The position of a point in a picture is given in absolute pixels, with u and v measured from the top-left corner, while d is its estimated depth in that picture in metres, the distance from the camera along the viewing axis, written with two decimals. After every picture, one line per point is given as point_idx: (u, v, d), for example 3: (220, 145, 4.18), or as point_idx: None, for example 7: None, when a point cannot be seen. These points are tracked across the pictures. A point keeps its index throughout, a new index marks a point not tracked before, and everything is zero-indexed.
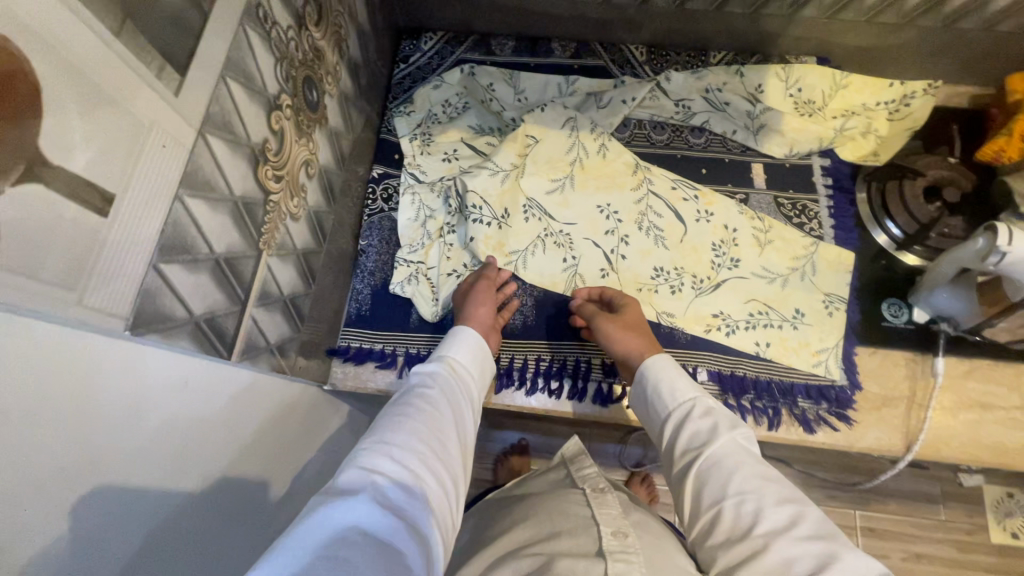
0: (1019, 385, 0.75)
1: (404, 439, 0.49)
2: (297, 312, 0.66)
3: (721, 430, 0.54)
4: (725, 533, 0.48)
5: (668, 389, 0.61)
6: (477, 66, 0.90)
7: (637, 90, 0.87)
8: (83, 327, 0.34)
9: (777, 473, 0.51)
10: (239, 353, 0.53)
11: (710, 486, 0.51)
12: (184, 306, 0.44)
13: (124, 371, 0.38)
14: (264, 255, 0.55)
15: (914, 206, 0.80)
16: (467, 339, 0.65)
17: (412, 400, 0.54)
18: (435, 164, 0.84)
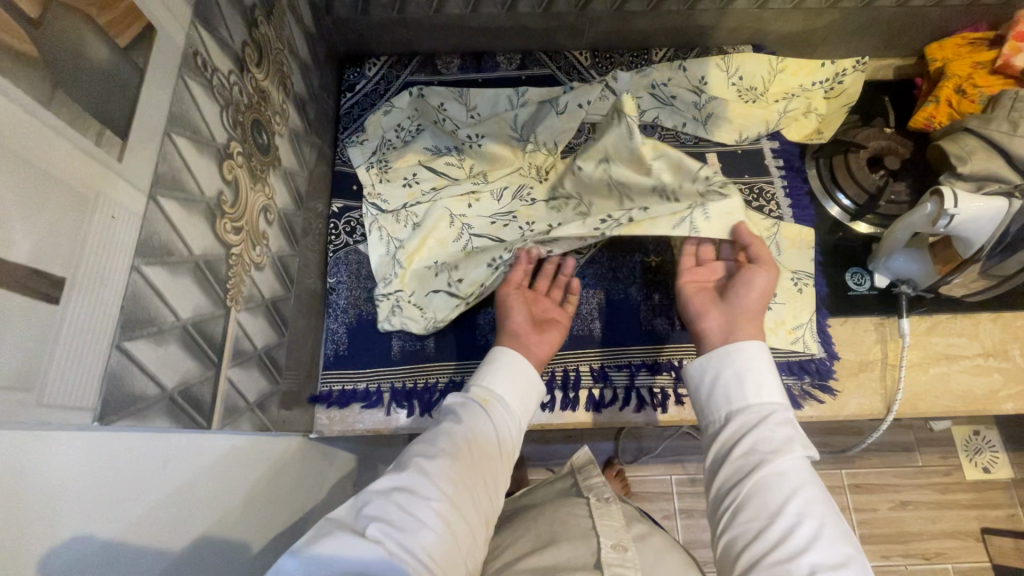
0: (977, 333, 0.79)
1: (427, 471, 0.53)
2: (274, 364, 0.63)
3: (793, 446, 0.58)
4: (772, 542, 0.53)
5: (752, 385, 0.63)
6: (425, 88, 0.88)
7: (588, 92, 0.86)
8: (45, 427, 0.31)
9: (829, 502, 0.56)
10: (219, 417, 0.50)
11: (763, 497, 0.56)
12: (155, 381, 0.41)
13: (98, 465, 0.35)
14: (232, 311, 0.52)
15: (860, 177, 0.85)
16: (508, 362, 0.65)
17: (443, 430, 0.59)
18: (396, 192, 0.81)
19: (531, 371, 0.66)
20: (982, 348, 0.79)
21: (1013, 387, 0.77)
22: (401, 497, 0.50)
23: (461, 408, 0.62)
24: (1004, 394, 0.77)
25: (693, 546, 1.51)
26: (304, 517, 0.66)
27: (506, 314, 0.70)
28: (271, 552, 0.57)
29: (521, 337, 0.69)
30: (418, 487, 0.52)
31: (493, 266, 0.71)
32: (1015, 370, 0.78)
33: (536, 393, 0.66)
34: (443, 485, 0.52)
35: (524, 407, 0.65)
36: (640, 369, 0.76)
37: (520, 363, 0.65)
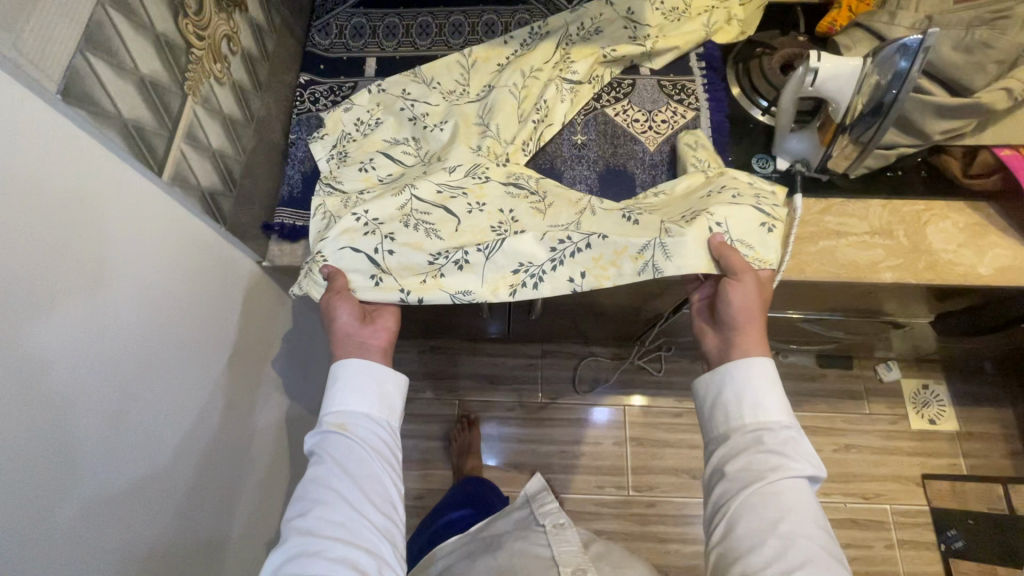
0: (866, 215, 0.88)
1: (313, 528, 0.63)
2: (229, 172, 0.74)
3: (794, 463, 0.64)
4: (764, 557, 0.59)
5: (748, 406, 0.69)
6: (381, 83, 0.93)
7: (546, 71, 0.92)
8: (21, 73, 0.43)
9: (823, 523, 0.62)
10: (170, 173, 0.61)
11: (761, 513, 0.62)
12: (113, 104, 0.52)
13: (53, 129, 0.46)
14: (190, 98, 0.64)
15: (771, 76, 0.93)
16: (347, 379, 0.73)
17: (313, 476, 0.67)
18: (352, 175, 0.84)
19: (379, 373, 0.75)
20: (870, 227, 0.87)
21: (894, 261, 0.85)
22: (293, 566, 0.59)
23: (325, 447, 0.70)
24: (885, 266, 0.85)
25: (639, 472, 1.58)
26: (231, 312, 0.78)
27: (331, 323, 0.75)
28: (196, 312, 0.69)
29: (348, 338, 0.75)
30: (308, 543, 0.61)
31: (432, 260, 0.76)
32: (897, 247, 0.86)
33: (393, 386, 0.76)
34: (329, 533, 0.62)
35: (387, 412, 0.75)
36: None
37: (359, 373, 0.74)
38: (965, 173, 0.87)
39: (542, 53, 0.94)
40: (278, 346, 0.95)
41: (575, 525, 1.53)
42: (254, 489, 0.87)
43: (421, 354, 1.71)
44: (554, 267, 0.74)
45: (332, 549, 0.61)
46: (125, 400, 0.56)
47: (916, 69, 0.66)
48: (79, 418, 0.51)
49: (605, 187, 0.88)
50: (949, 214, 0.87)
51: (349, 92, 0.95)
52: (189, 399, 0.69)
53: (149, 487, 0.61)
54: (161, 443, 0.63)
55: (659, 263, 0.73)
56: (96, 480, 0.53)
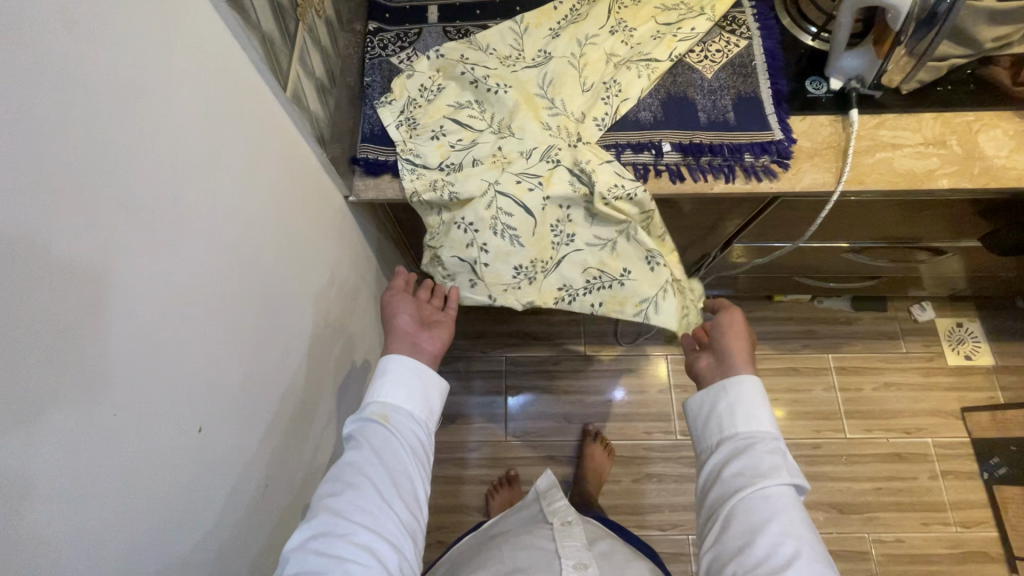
0: (920, 128, 0.92)
1: (343, 511, 0.65)
2: (326, 102, 0.79)
3: (782, 470, 0.70)
4: (755, 558, 0.64)
5: (739, 415, 0.76)
6: (440, 49, 0.96)
7: (602, 39, 0.97)
8: None
9: (811, 529, 0.67)
10: (291, 92, 0.66)
11: (752, 516, 0.67)
12: (251, 21, 0.57)
13: (206, 31, 0.51)
14: (301, 23, 0.69)
15: (821, 3, 0.98)
16: (392, 375, 0.77)
17: (348, 462, 0.71)
18: (427, 145, 0.90)
19: (417, 372, 0.78)
20: (924, 139, 0.91)
21: (949, 168, 0.89)
22: (319, 542, 0.62)
23: (364, 433, 0.74)
24: (941, 174, 0.89)
25: (685, 417, 1.63)
26: (325, 221, 0.85)
27: (391, 322, 0.84)
28: (297, 224, 0.76)
29: (407, 335, 0.82)
30: (335, 526, 0.64)
31: (516, 273, 0.88)
32: (952, 156, 0.90)
33: (434, 390, 0.80)
34: (357, 518, 0.65)
35: (417, 410, 0.77)
36: (624, 149, 0.90)
37: (403, 373, 0.77)
38: (1014, 81, 0.91)
39: (596, 23, 0.99)
40: (349, 285, 1.00)
41: (626, 470, 1.58)
42: (329, 411, 0.96)
43: (466, 314, 1.76)
44: (586, 293, 0.91)
45: (358, 536, 0.64)
46: (239, 304, 0.63)
47: None
48: (198, 387, 0.56)
49: (669, 113, 0.92)
50: (999, 123, 0.91)
51: (415, 38, 1.00)
52: (290, 317, 0.77)
53: (255, 376, 0.68)
54: (257, 406, 0.69)
55: (649, 313, 0.92)
56: (209, 462, 0.59)
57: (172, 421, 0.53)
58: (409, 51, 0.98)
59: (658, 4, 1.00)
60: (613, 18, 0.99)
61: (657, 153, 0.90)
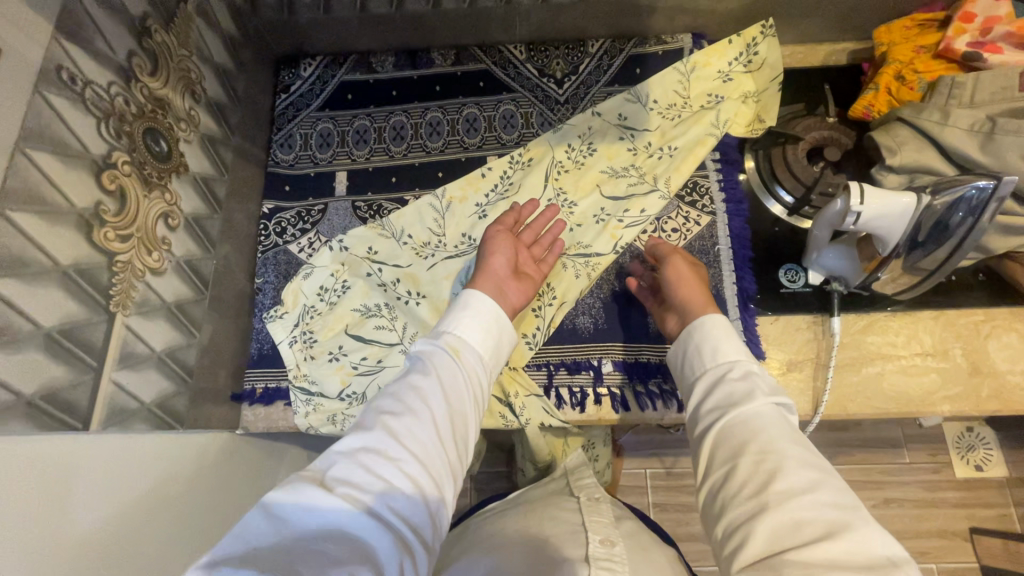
0: (915, 332, 0.76)
1: (395, 431, 0.49)
2: (182, 365, 0.65)
3: (759, 393, 0.56)
4: (739, 482, 0.49)
5: (710, 350, 0.62)
6: (344, 238, 0.82)
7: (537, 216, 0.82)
8: None
9: (806, 445, 0.51)
10: (102, 418, 0.52)
11: (733, 438, 0.53)
12: (10, 389, 0.43)
13: None
14: (120, 315, 0.54)
15: (797, 169, 0.81)
16: (470, 309, 0.63)
17: (409, 379, 0.55)
18: (324, 371, 0.76)
19: (501, 320, 0.64)
20: (921, 348, 0.75)
21: (950, 389, 0.73)
22: (370, 458, 0.47)
23: (430, 363, 0.57)
24: (941, 396, 0.73)
25: None
26: (220, 504, 0.63)
27: (483, 264, 0.70)
28: (180, 535, 0.55)
29: (497, 277, 0.69)
30: (384, 446, 0.48)
31: None
32: (954, 371, 0.74)
33: (506, 344, 0.64)
34: (411, 446, 0.49)
35: (492, 359, 0.62)
36: (558, 369, 0.76)
37: (489, 309, 0.63)
38: None
39: (530, 197, 0.83)
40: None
41: None
42: None
43: None
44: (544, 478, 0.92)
45: (406, 464, 0.47)
46: None
47: (993, 194, 0.56)
48: None
49: (612, 318, 0.78)
50: (1014, 325, 0.75)
51: (318, 216, 0.84)
52: None
53: None
54: (201, 509, 0.59)
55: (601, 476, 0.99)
56: (139, 539, 0.50)
57: (150, 513, 0.52)
58: (311, 236, 0.83)
59: (604, 168, 0.84)
60: (551, 188, 0.84)
61: (596, 375, 0.76)
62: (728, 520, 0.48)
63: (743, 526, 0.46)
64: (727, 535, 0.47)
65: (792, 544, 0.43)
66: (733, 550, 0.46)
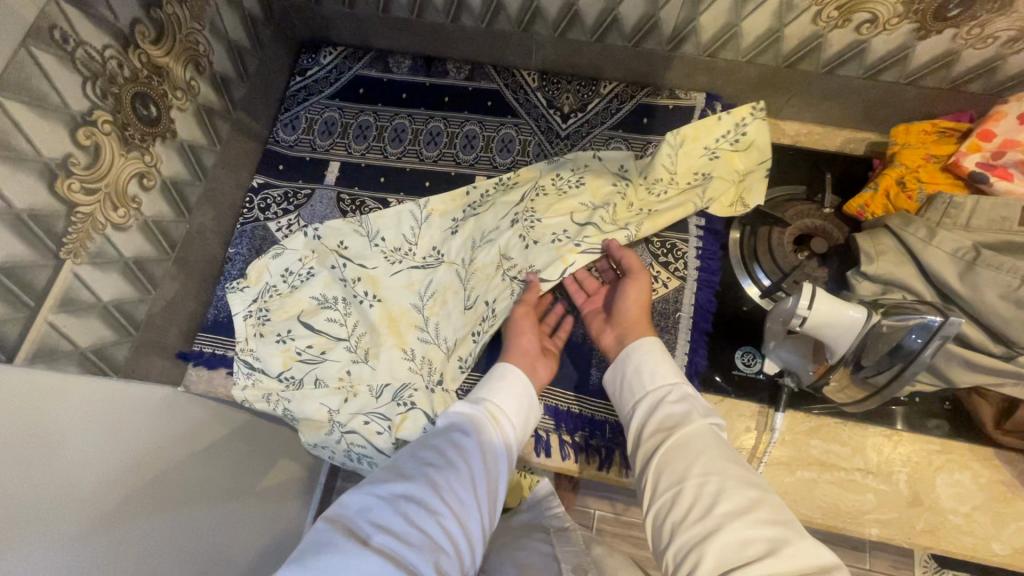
0: (862, 446, 0.73)
1: (437, 485, 0.51)
2: (129, 318, 0.68)
3: (693, 417, 0.57)
4: (684, 509, 0.49)
5: (648, 373, 0.64)
6: (321, 227, 0.83)
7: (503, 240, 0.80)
8: None
9: (738, 463, 0.52)
10: (29, 355, 0.55)
11: (676, 464, 0.53)
12: None
13: None
14: (69, 263, 0.57)
15: (778, 254, 0.78)
16: (509, 378, 0.66)
17: (454, 438, 0.57)
18: (268, 350, 0.77)
19: (531, 392, 0.66)
20: (864, 464, 0.72)
21: (883, 513, 0.70)
22: (410, 509, 0.48)
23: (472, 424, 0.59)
24: (871, 519, 0.70)
25: None
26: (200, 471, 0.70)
27: (517, 334, 0.72)
28: (162, 475, 0.63)
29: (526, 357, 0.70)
30: (428, 500, 0.50)
31: None
32: (893, 496, 0.70)
33: (535, 418, 0.67)
34: (450, 503, 0.51)
35: (524, 429, 0.64)
36: None
37: (525, 385, 0.66)
38: (997, 423, 0.69)
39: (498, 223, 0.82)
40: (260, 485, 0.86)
41: None
42: None
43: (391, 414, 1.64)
44: None
45: (442, 520, 0.49)
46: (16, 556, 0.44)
47: (943, 330, 0.53)
48: None
49: (557, 362, 0.77)
50: (969, 463, 0.71)
51: (304, 200, 0.87)
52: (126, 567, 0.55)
53: None
54: (170, 491, 0.64)
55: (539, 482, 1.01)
56: (136, 451, 0.61)
57: (149, 438, 0.64)
58: (292, 218, 0.86)
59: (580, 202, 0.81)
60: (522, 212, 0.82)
61: None
62: (672, 551, 0.48)
63: (694, 549, 0.46)
64: (679, 560, 0.47)
65: (742, 562, 0.43)
66: (686, 572, 0.45)
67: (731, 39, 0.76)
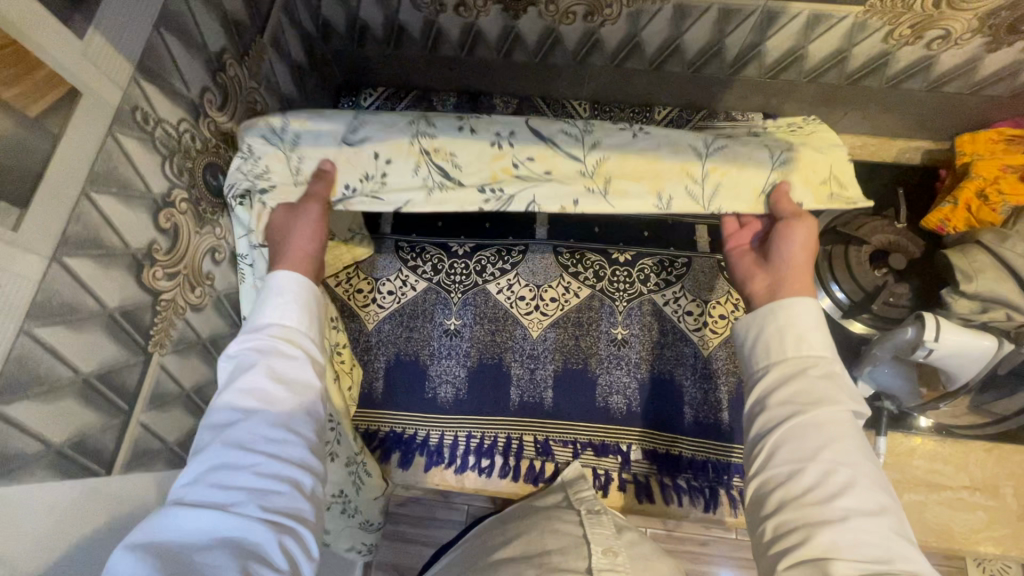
0: (966, 463, 0.72)
1: (239, 434, 0.45)
2: (208, 401, 0.63)
3: (838, 400, 0.49)
4: (799, 493, 0.45)
5: (792, 338, 0.53)
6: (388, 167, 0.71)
7: (456, 145, 0.59)
8: (53, 324, 0.41)
9: (876, 465, 0.46)
10: (124, 461, 0.51)
11: (800, 441, 0.47)
12: (39, 439, 0.42)
13: (75, 401, 0.45)
14: (156, 356, 0.53)
15: (859, 273, 0.77)
16: (281, 285, 0.53)
17: (241, 380, 0.48)
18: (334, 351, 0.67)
19: (312, 286, 0.55)
20: (969, 480, 0.71)
21: (996, 530, 0.69)
22: (215, 477, 0.43)
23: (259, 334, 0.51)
24: (985, 537, 0.69)
25: None
26: None
27: (293, 229, 0.56)
28: None
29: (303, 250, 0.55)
30: (231, 461, 0.44)
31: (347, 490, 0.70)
32: (1003, 511, 0.70)
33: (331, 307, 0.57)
34: (255, 453, 0.44)
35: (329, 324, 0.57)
36: (584, 447, 0.74)
37: (296, 284, 0.53)
38: None
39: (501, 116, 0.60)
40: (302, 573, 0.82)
41: None
42: None
43: None
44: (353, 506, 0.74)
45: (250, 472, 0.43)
46: None
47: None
48: None
49: (648, 402, 0.75)
50: None
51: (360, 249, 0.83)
52: None
53: None
54: None
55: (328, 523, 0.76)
56: None
57: None
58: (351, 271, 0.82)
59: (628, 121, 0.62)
60: (535, 121, 0.60)
61: (623, 460, 0.73)
62: (772, 522, 0.45)
63: (800, 531, 0.43)
64: (779, 534, 0.44)
65: (847, 560, 0.40)
66: (790, 546, 0.43)
67: (795, 61, 0.75)
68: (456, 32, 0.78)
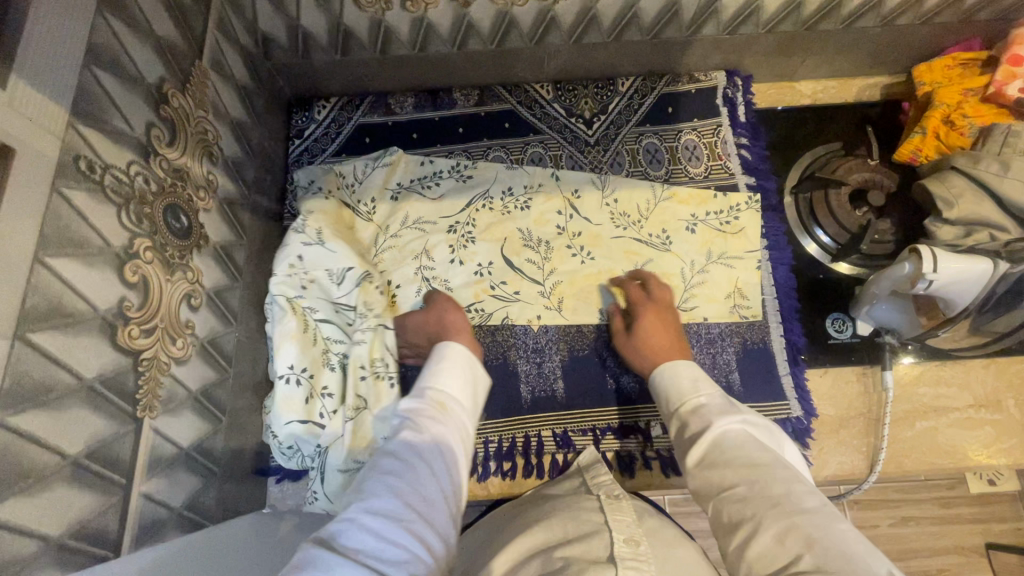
0: (970, 382, 0.74)
1: (402, 487, 0.45)
2: (209, 456, 0.60)
3: (720, 425, 0.51)
4: (722, 525, 0.44)
5: (669, 397, 0.58)
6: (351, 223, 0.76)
7: (450, 273, 0.76)
8: (30, 411, 0.37)
9: (780, 463, 0.46)
10: (133, 537, 0.47)
11: (707, 480, 0.48)
12: (36, 535, 0.38)
13: (69, 487, 0.41)
14: (147, 420, 0.49)
15: (841, 214, 0.79)
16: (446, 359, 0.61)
17: (403, 440, 0.50)
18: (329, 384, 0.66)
19: (478, 372, 0.62)
20: (974, 399, 0.73)
21: (1006, 442, 0.71)
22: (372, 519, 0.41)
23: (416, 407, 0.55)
24: (997, 450, 0.71)
25: None
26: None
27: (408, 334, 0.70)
28: None
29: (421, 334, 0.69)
30: (390, 507, 0.43)
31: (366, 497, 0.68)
32: (1008, 423, 0.72)
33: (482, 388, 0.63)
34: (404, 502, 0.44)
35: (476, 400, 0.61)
36: (605, 432, 0.73)
37: (456, 359, 0.61)
38: None
39: (487, 245, 0.77)
40: None
41: None
42: None
43: None
44: None
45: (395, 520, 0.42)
46: None
47: None
48: None
49: None
50: None
51: None
52: None
53: None
54: None
55: None
56: None
57: None
58: None
59: (581, 245, 0.77)
60: (509, 250, 0.77)
61: (645, 438, 0.73)
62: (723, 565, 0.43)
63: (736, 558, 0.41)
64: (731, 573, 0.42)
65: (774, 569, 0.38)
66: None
67: (752, 13, 0.75)
68: (406, 29, 0.74)
